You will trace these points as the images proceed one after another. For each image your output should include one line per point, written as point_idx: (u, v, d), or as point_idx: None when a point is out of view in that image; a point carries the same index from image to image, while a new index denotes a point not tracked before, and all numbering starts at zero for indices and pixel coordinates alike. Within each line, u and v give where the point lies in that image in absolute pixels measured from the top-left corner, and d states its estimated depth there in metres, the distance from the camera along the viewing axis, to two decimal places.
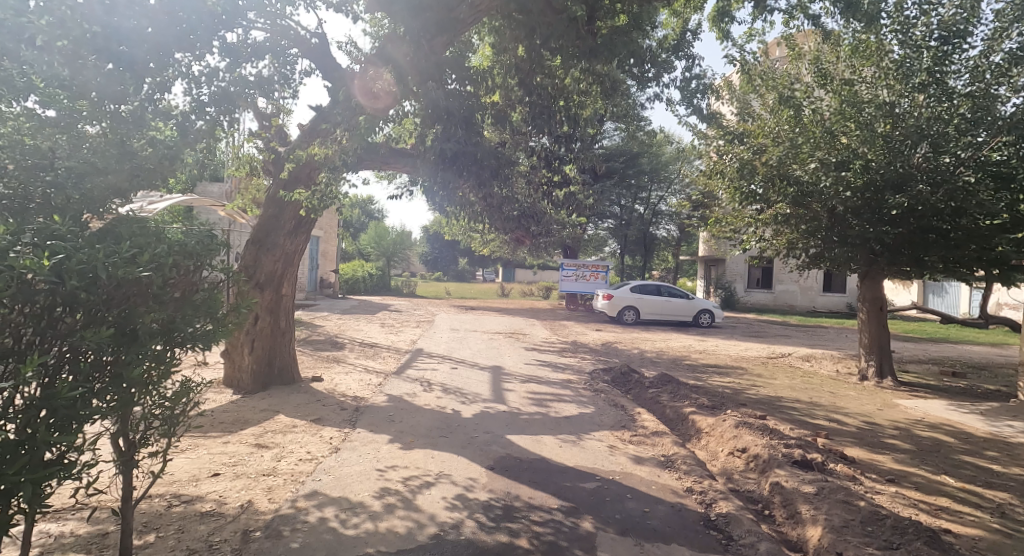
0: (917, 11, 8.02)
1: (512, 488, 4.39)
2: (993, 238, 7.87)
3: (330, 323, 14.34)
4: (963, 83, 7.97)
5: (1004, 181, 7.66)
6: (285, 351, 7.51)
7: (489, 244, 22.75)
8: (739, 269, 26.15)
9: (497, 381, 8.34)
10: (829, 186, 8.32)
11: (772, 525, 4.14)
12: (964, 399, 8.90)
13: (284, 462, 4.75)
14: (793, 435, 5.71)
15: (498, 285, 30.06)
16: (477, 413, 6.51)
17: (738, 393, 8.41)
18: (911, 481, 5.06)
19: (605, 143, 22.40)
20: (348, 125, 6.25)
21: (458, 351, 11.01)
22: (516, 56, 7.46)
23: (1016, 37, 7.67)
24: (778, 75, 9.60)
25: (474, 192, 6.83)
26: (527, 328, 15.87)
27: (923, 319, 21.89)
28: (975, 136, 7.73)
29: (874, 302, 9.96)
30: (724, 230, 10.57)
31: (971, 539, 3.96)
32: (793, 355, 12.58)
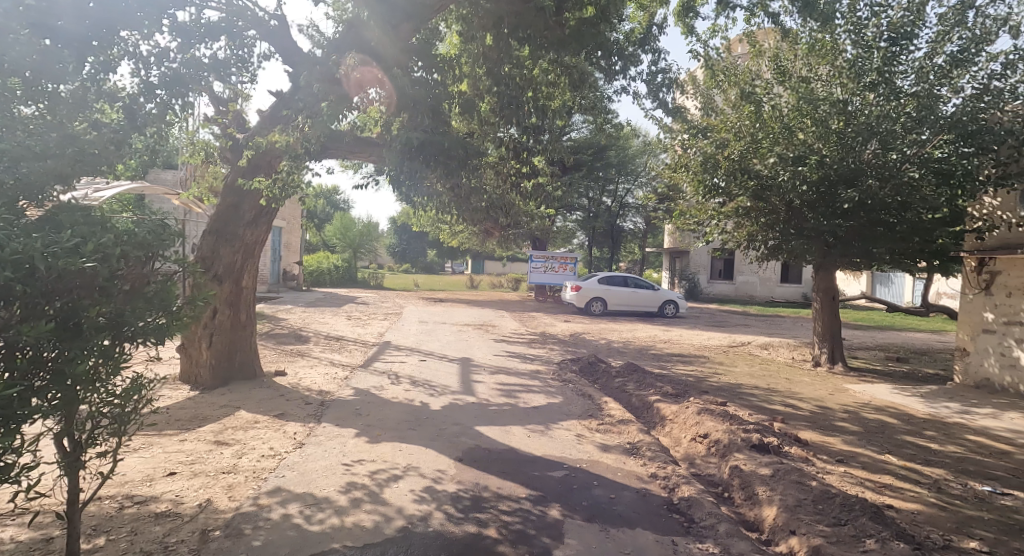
0: (868, 12, 8.30)
1: (480, 479, 4.44)
2: (935, 231, 8.33)
3: (294, 316, 14.11)
4: (909, 83, 8.30)
5: (945, 178, 7.90)
6: (247, 346, 7.38)
7: (458, 236, 22.61)
8: (703, 261, 26.83)
9: (466, 373, 8.36)
10: (786, 180, 8.58)
11: (731, 507, 4.29)
12: (908, 382, 9.37)
13: (245, 459, 4.69)
14: (752, 420, 5.91)
15: (466, 277, 29.89)
16: (445, 405, 6.52)
17: (701, 381, 8.64)
18: (859, 461, 5.31)
19: (573, 134, 22.64)
20: (311, 112, 6.07)
21: (426, 343, 10.99)
22: (485, 44, 7.29)
23: (956, 40, 8.08)
24: (739, 72, 9.77)
25: (443, 182, 6.75)
26: (496, 319, 15.93)
27: (870, 307, 22.76)
28: (919, 134, 7.99)
29: (828, 292, 10.26)
30: (688, 222, 10.74)
31: (911, 513, 4.20)
32: (754, 343, 12.96)
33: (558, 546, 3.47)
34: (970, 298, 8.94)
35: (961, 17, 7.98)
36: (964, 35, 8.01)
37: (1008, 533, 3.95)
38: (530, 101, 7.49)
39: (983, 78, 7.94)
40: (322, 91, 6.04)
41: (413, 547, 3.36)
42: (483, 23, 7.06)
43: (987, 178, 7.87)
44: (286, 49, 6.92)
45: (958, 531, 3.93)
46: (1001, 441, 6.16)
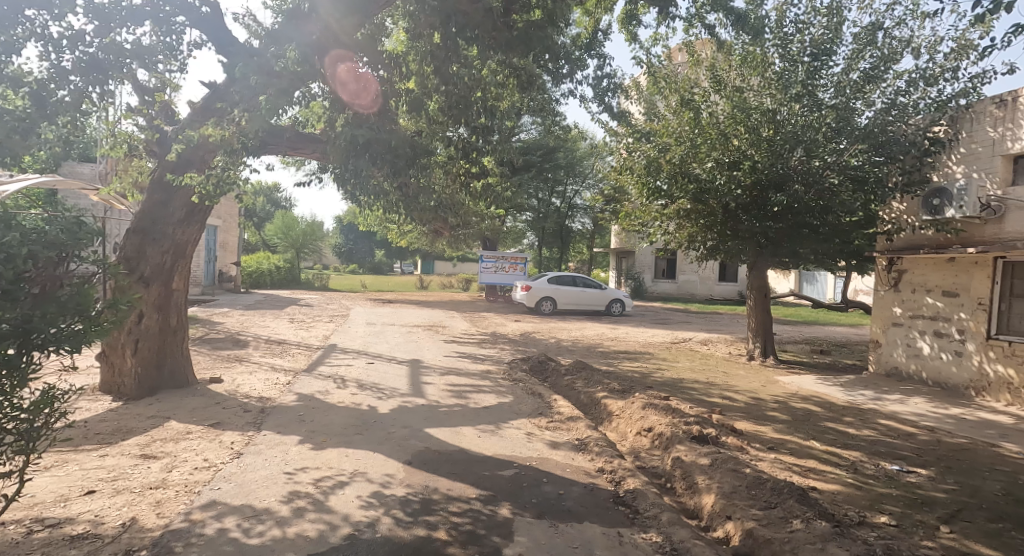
0: (793, 28, 8.87)
1: (430, 481, 4.44)
2: (850, 233, 8.99)
3: (232, 319, 13.59)
4: (829, 96, 8.78)
5: (860, 183, 8.45)
6: (177, 351, 7.10)
7: (406, 235, 22.38)
8: (647, 261, 27.58)
9: (415, 374, 8.31)
10: (723, 184, 8.96)
11: (673, 497, 4.47)
12: (831, 373, 9.99)
13: (176, 473, 4.50)
14: (692, 413, 6.15)
15: (415, 277, 29.57)
16: (394, 408, 6.47)
17: (646, 377, 8.90)
18: (787, 447, 5.63)
19: (521, 135, 22.89)
20: (248, 105, 6.15)
21: (374, 345, 10.85)
22: (431, 43, 7.13)
23: (869, 58, 8.71)
24: (679, 80, 10.09)
25: (390, 180, 6.77)
26: (446, 320, 15.86)
27: (800, 302, 24.00)
28: (837, 143, 8.61)
29: (760, 290, 10.74)
30: (633, 223, 11.03)
31: (833, 494, 4.51)
32: (695, 339, 13.44)
33: (508, 544, 3.52)
34: (880, 295, 9.63)
35: (872, 37, 8.70)
36: (875, 54, 8.68)
37: (922, 511, 4.28)
38: (478, 102, 7.46)
39: (891, 93, 8.58)
40: (258, 84, 5.98)
41: (359, 553, 3.33)
42: (430, 21, 6.71)
43: (894, 184, 8.65)
44: (219, 39, 6.69)
45: (878, 511, 4.23)
46: (914, 426, 6.66)
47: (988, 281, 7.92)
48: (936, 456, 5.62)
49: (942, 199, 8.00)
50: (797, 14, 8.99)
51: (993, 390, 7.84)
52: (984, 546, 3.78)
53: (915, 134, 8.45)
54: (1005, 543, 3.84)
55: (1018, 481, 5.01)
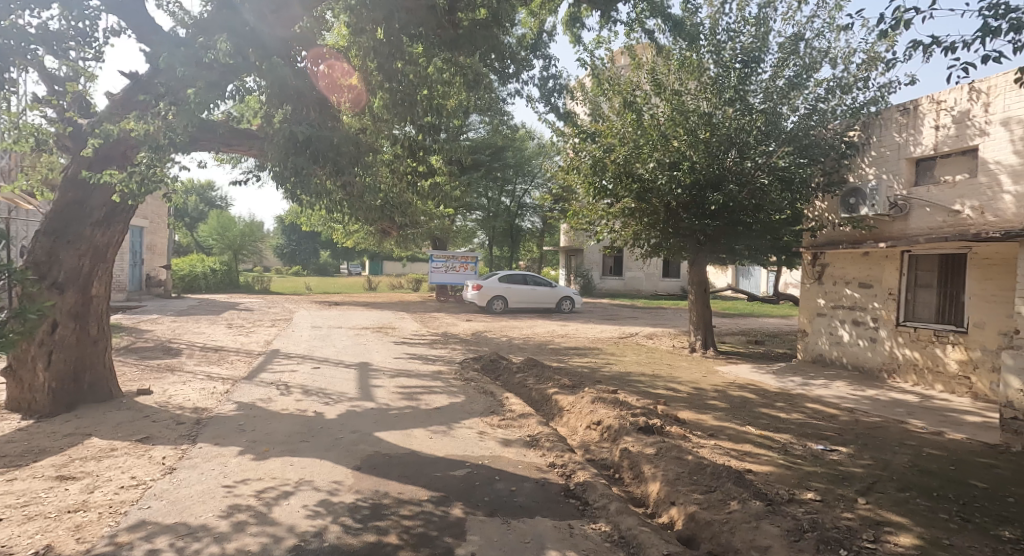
0: (725, 36, 9.32)
1: (380, 486, 4.39)
2: (779, 229, 9.48)
3: (164, 327, 12.96)
4: (759, 101, 9.27)
5: (787, 184, 8.82)
6: (99, 363, 6.75)
7: (353, 235, 21.94)
8: (596, 258, 28.05)
9: (364, 378, 8.20)
10: (664, 183, 9.27)
11: (621, 487, 4.61)
12: (765, 361, 10.53)
13: (98, 494, 4.25)
14: (639, 405, 6.34)
15: (363, 278, 29.10)
16: (341, 413, 6.38)
17: (595, 371, 9.10)
18: (726, 433, 5.88)
19: (469, 134, 22.89)
20: (174, 99, 5.93)
21: (320, 348, 10.62)
22: (375, 38, 6.57)
23: (792, 66, 9.27)
24: (622, 82, 10.31)
25: (333, 180, 6.49)
26: (396, 321, 15.67)
27: (738, 295, 25.17)
28: (768, 146, 9.13)
29: (700, 284, 11.15)
30: (581, 222, 11.13)
31: (767, 474, 4.76)
32: (642, 333, 13.81)
33: (461, 544, 3.53)
34: (806, 286, 10.20)
35: (795, 47, 9.26)
36: (797, 63, 9.24)
37: (842, 485, 4.59)
38: (423, 101, 7.44)
39: (813, 100, 9.20)
40: (184, 78, 5.76)
41: None
42: (373, 16, 6.29)
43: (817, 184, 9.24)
44: (139, 23, 6.34)
45: (805, 488, 4.49)
46: (836, 408, 7.11)
47: (897, 273, 8.50)
48: (855, 434, 6.03)
49: (858, 199, 8.59)
50: (728, 22, 9.42)
51: (902, 372, 8.47)
52: (896, 513, 4.09)
53: (832, 139, 9.17)
54: (916, 510, 4.16)
55: (924, 453, 5.47)
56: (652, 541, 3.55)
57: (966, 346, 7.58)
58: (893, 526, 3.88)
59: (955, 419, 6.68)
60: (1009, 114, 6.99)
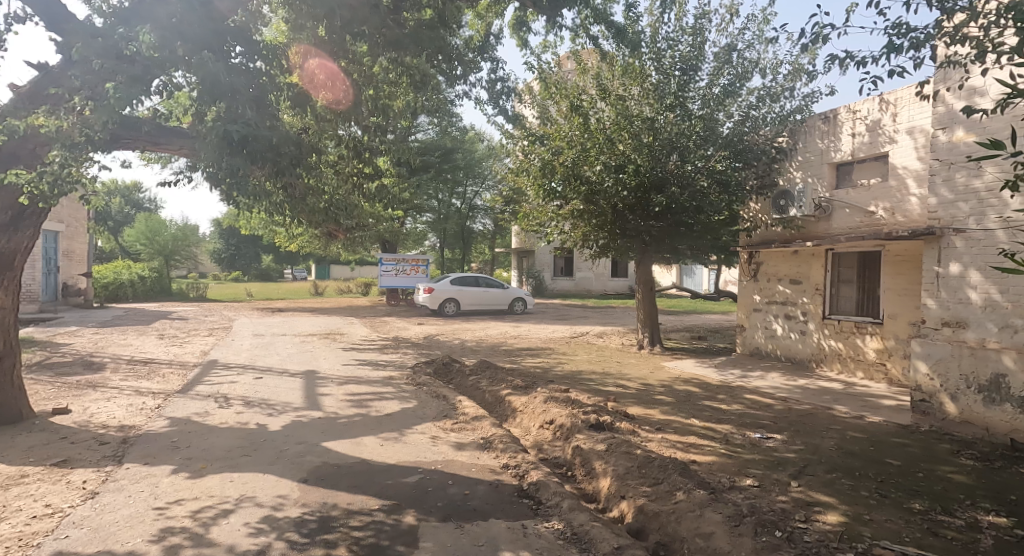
0: (665, 44, 9.62)
1: (328, 497, 4.24)
2: (720, 231, 9.74)
3: (84, 340, 12.09)
4: (698, 107, 9.66)
5: (727, 187, 9.28)
6: (4, 380, 6.24)
7: (297, 239, 21.30)
8: (546, 260, 28.34)
9: (311, 386, 7.98)
10: (611, 186, 9.39)
11: (574, 484, 4.68)
12: (708, 356, 10.89)
13: (6, 526, 3.75)
14: (590, 403, 6.47)
15: (308, 283, 28.29)
16: (286, 424, 6.16)
17: (547, 371, 9.18)
18: (672, 427, 6.05)
19: (417, 135, 22.72)
20: (92, 93, 5.76)
21: (263, 358, 10.26)
22: (316, 35, 7.10)
23: (727, 76, 9.66)
24: (569, 86, 10.47)
25: (272, 179, 6.31)
26: (344, 327, 15.31)
27: (681, 294, 26.11)
28: (706, 150, 9.51)
29: (647, 283, 11.41)
30: (531, 224, 11.22)
31: (710, 464, 4.93)
32: (592, 333, 14.04)
33: (413, 552, 3.48)
34: (743, 285, 10.53)
35: (728, 56, 9.69)
36: (729, 74, 9.62)
37: (778, 470, 4.80)
38: (368, 101, 7.73)
39: (745, 107, 9.66)
40: (102, 69, 5.58)
41: None
42: (312, 13, 6.61)
43: (751, 188, 9.81)
44: (50, 12, 6.00)
45: (745, 475, 4.68)
46: (775, 399, 7.41)
47: (822, 270, 9.04)
48: (789, 421, 6.33)
49: (788, 200, 9.24)
50: (667, 31, 9.73)
51: (828, 361, 8.97)
52: (824, 494, 4.33)
53: (764, 144, 9.73)
54: (842, 490, 4.41)
55: (848, 436, 5.82)
56: (603, 536, 3.64)
57: (882, 336, 8.14)
58: (822, 506, 4.11)
59: (878, 404, 7.11)
60: (912, 125, 7.86)
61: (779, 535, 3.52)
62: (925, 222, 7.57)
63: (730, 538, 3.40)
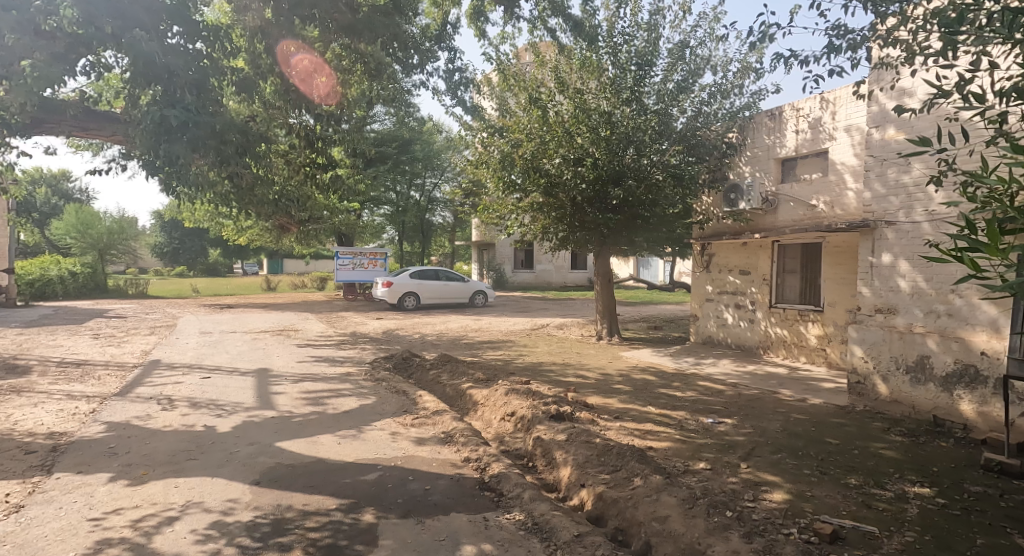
0: (621, 39, 9.74)
1: (282, 499, 4.16)
2: (675, 224, 10.07)
3: (10, 343, 11.39)
4: (653, 102, 9.81)
5: (680, 179, 9.60)
6: None
7: (246, 232, 20.69)
8: (507, 252, 28.36)
9: (264, 385, 7.79)
10: (570, 179, 9.53)
11: (535, 474, 4.73)
12: (664, 345, 11.18)
13: None
14: (551, 394, 6.56)
15: (259, 278, 27.50)
16: (236, 424, 5.99)
17: (508, 364, 9.23)
18: (629, 415, 6.19)
19: (373, 126, 22.29)
20: (5, 72, 5.54)
21: (211, 357, 9.94)
22: (263, 18, 6.69)
23: (680, 71, 9.87)
24: (527, 78, 10.52)
25: (215, 169, 6.08)
26: (298, 323, 14.97)
27: (638, 285, 26.66)
28: (661, 144, 9.74)
29: (605, 275, 11.58)
30: (491, 216, 11.17)
31: (666, 450, 5.07)
32: (552, 324, 14.17)
33: (372, 550, 3.46)
34: (697, 275, 10.78)
35: (681, 54, 9.85)
36: (684, 69, 9.84)
37: (729, 453, 4.98)
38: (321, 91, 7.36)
39: (698, 103, 9.87)
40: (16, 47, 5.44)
41: None
42: None
43: (703, 181, 10.00)
44: None
45: (698, 459, 4.84)
46: (726, 385, 7.65)
47: (769, 260, 9.39)
48: (739, 407, 6.56)
49: (738, 194, 9.37)
50: (623, 26, 9.84)
51: (775, 348, 9.32)
52: (770, 473, 4.52)
53: (715, 139, 9.97)
54: (786, 469, 4.61)
55: (793, 419, 6.07)
56: (563, 524, 3.71)
57: (823, 322, 8.53)
58: (768, 485, 4.29)
59: (820, 387, 7.45)
60: (851, 122, 8.25)
61: (730, 516, 3.66)
62: (860, 215, 7.96)
63: (684, 521, 3.52)
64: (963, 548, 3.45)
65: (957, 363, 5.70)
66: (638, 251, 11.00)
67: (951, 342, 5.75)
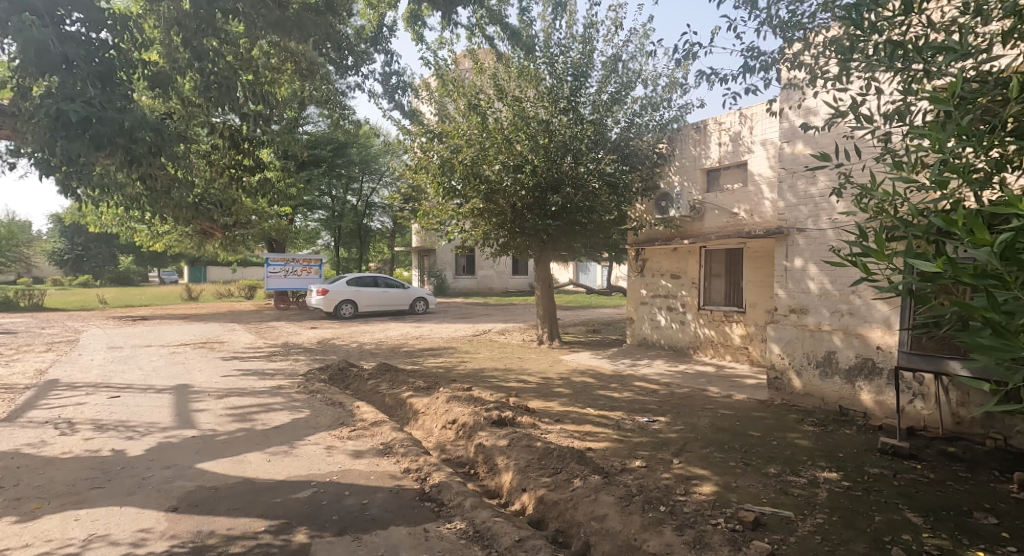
0: (557, 50, 9.93)
1: (203, 525, 3.94)
2: (611, 230, 10.33)
3: None
4: (589, 112, 10.03)
5: (615, 187, 9.82)
6: None
7: (161, 238, 19.53)
8: (447, 258, 28.22)
9: (183, 403, 7.37)
10: (510, 185, 9.59)
11: (476, 481, 4.73)
12: (602, 348, 11.43)
13: None
14: (493, 400, 6.57)
15: (180, 287, 26.01)
16: (150, 447, 5.62)
17: (449, 371, 9.18)
18: (569, 417, 6.27)
19: (307, 127, 21.67)
20: None
21: (123, 374, 9.30)
22: (179, 9, 6.17)
23: (613, 84, 10.15)
24: (465, 84, 10.54)
25: (127, 171, 5.80)
26: (224, 335, 14.28)
27: (577, 289, 27.21)
28: (597, 153, 9.93)
29: (545, 281, 11.73)
30: (431, 222, 11.10)
31: (604, 451, 5.16)
32: (493, 330, 14.20)
33: None
34: (632, 280, 11.12)
35: (614, 66, 10.15)
36: (616, 81, 10.14)
37: (663, 450, 5.14)
38: (247, 86, 6.77)
39: (630, 115, 10.18)
40: None
41: None
42: None
43: (637, 190, 10.28)
44: None
45: (634, 457, 4.97)
46: (659, 385, 7.88)
47: (697, 265, 9.80)
48: (671, 405, 6.77)
49: (667, 202, 10.11)
50: (559, 37, 10.04)
51: (703, 349, 9.71)
52: (701, 468, 4.69)
53: (647, 149, 10.33)
54: (714, 463, 4.81)
55: (721, 415, 6.33)
56: (504, 530, 3.72)
57: (745, 322, 8.98)
58: (699, 479, 4.45)
59: (744, 383, 7.82)
60: (765, 137, 8.92)
61: (664, 510, 3.77)
62: (776, 222, 8.56)
63: (621, 518, 3.61)
64: (865, 525, 3.71)
65: (859, 357, 6.12)
66: (576, 257, 11.26)
67: (854, 338, 6.17)
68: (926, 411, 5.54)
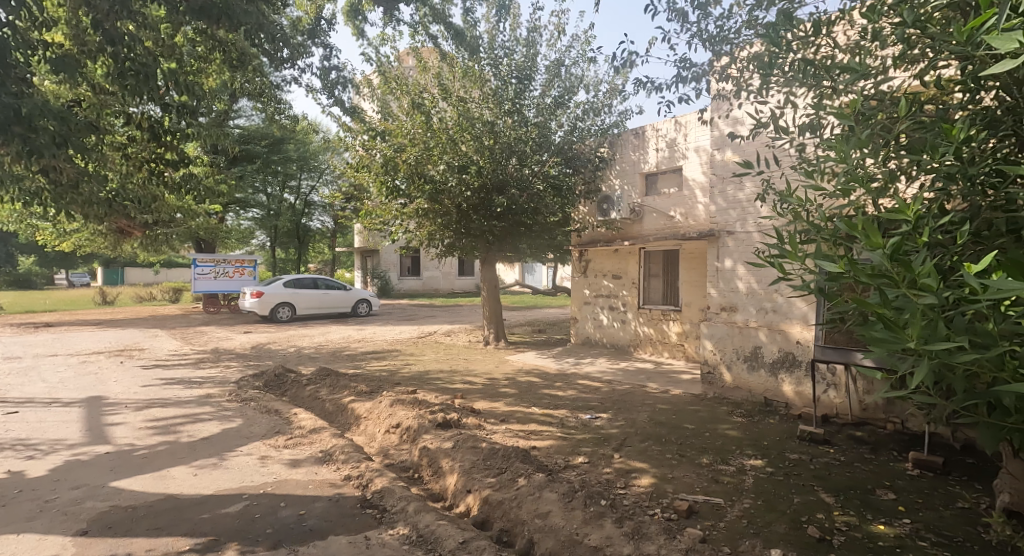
0: (502, 51, 9.97)
1: (117, 548, 3.71)
2: (554, 232, 10.47)
3: None
4: (533, 114, 10.12)
5: (559, 189, 9.98)
6: None
7: (69, 236, 18.28)
8: (391, 259, 27.77)
9: (97, 416, 6.94)
10: (454, 185, 9.50)
11: (420, 485, 4.68)
12: (546, 348, 11.54)
13: None
14: (438, 402, 6.52)
15: (98, 290, 24.41)
16: (56, 467, 5.25)
17: (392, 374, 9.04)
18: (515, 417, 6.30)
19: (239, 122, 20.82)
20: None
21: (28, 387, 8.65)
22: None
23: (556, 87, 10.29)
24: (409, 82, 10.41)
25: (28, 161, 5.40)
26: (146, 342, 13.52)
27: (522, 290, 27.35)
28: (541, 156, 9.99)
29: (489, 282, 11.74)
30: (374, 222, 10.90)
31: (549, 449, 5.21)
32: (438, 332, 14.09)
33: None
34: (575, 281, 11.29)
35: (557, 71, 10.29)
36: (559, 85, 10.27)
37: (604, 445, 5.24)
38: (171, 75, 6.26)
39: (573, 119, 10.32)
40: None
41: None
42: None
43: (580, 192, 10.48)
44: None
45: (577, 454, 5.04)
46: (600, 383, 8.04)
47: (637, 265, 10.05)
48: (609, 402, 6.92)
49: (609, 204, 10.33)
50: (503, 39, 10.09)
51: (642, 348, 9.98)
52: (639, 461, 4.82)
53: (590, 153, 10.51)
54: (653, 456, 4.95)
55: (659, 410, 6.52)
56: (448, 533, 3.70)
57: (682, 321, 9.29)
58: (637, 472, 4.57)
59: (681, 379, 8.07)
60: (698, 144, 9.25)
61: (604, 504, 3.85)
62: (708, 224, 8.91)
63: (564, 514, 3.66)
64: (786, 507, 3.91)
65: (781, 352, 6.43)
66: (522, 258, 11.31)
67: (777, 334, 6.49)
68: (838, 400, 5.87)
